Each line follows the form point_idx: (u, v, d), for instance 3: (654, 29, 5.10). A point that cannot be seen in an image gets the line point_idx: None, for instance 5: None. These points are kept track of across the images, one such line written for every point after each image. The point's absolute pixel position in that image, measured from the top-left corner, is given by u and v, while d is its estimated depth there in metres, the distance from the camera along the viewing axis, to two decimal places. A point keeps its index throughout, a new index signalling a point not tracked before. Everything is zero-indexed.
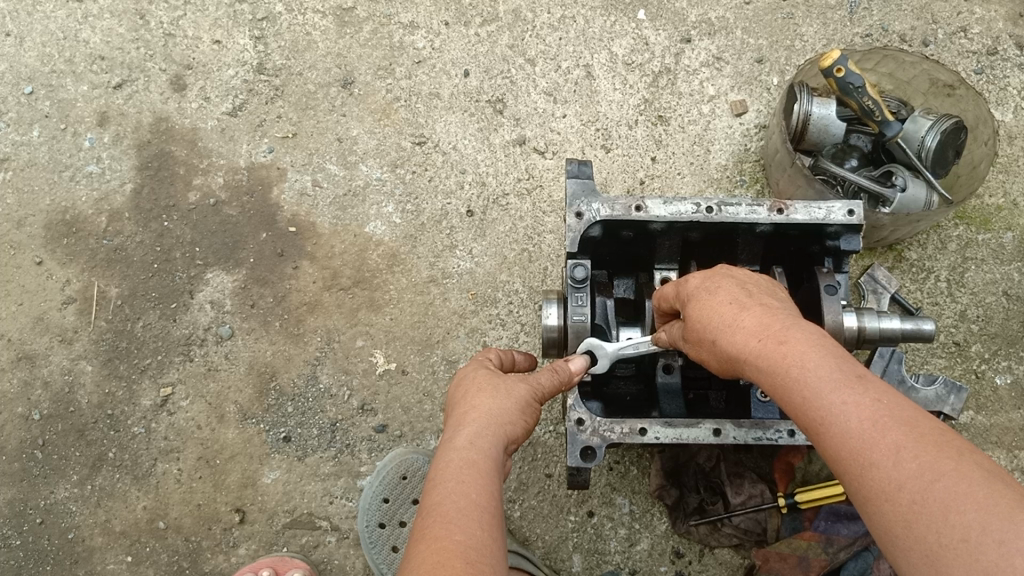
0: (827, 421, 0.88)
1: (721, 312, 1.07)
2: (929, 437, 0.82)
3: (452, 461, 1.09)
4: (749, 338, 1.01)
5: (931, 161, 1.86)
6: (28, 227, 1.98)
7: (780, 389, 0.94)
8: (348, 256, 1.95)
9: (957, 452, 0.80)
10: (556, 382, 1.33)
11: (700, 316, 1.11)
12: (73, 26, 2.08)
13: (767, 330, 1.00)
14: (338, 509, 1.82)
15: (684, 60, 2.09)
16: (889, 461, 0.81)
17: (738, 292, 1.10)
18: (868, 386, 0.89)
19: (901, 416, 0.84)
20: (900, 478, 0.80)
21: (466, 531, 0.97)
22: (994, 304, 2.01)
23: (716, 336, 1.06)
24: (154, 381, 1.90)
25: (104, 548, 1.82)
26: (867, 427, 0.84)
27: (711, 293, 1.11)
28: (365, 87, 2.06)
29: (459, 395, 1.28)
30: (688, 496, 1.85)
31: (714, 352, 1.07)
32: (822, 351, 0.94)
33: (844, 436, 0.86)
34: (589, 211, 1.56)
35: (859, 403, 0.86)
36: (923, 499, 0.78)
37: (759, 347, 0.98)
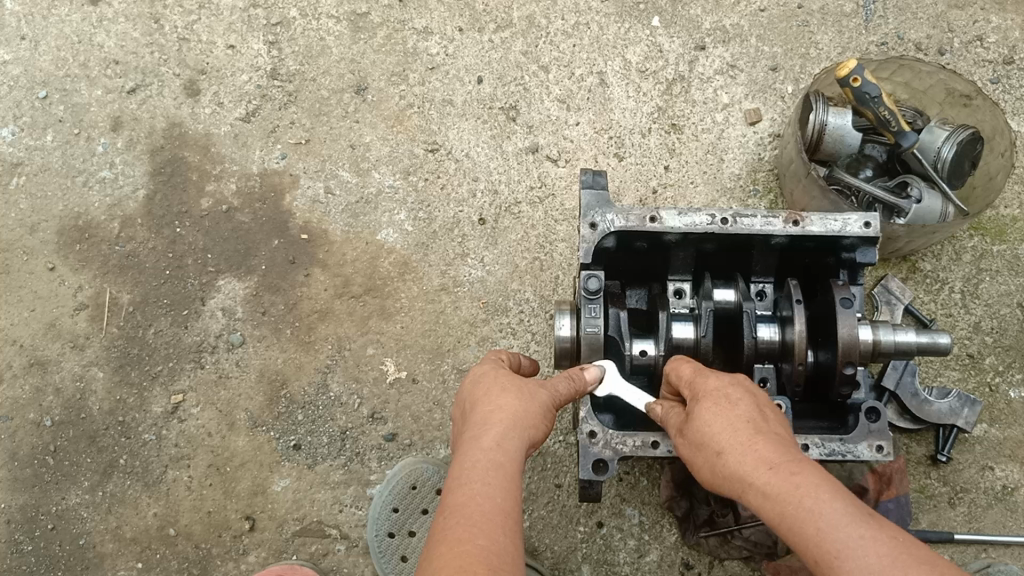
0: (843, 554, 0.95)
1: (737, 431, 1.16)
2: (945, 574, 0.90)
3: (478, 463, 1.12)
4: (761, 463, 1.09)
5: (947, 171, 1.84)
6: (41, 233, 1.98)
7: (793, 522, 1.01)
8: (360, 264, 1.95)
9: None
10: (571, 389, 1.34)
11: (710, 426, 1.19)
12: (88, 30, 2.08)
13: (781, 461, 1.09)
14: (348, 518, 1.82)
15: (698, 68, 2.08)
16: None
17: (754, 414, 1.20)
18: (883, 524, 0.97)
19: (918, 555, 0.93)
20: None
21: (487, 536, 1.01)
22: (1009, 316, 1.99)
23: (726, 452, 1.14)
24: (165, 388, 1.90)
25: (114, 554, 1.82)
26: (889, 563, 0.92)
27: (731, 405, 1.20)
28: (378, 94, 2.05)
29: (478, 393, 1.29)
30: (699, 507, 1.84)
31: (717, 467, 1.15)
32: (837, 488, 1.03)
33: (868, 568, 0.92)
34: (603, 222, 1.55)
35: (877, 539, 0.94)
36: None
37: (773, 475, 1.07)
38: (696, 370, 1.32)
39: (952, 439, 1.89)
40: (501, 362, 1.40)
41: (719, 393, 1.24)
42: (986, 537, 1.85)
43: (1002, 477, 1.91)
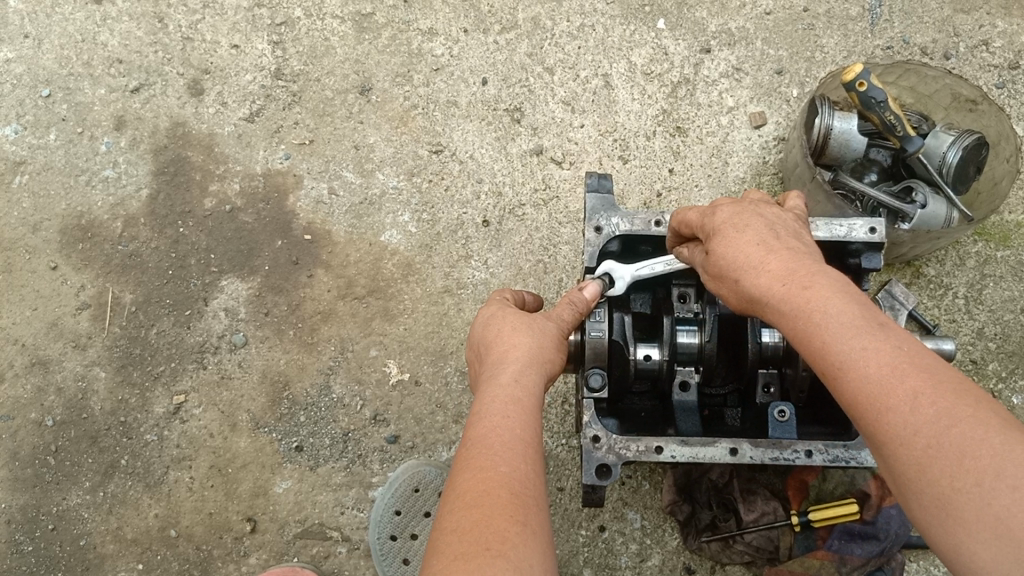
0: (844, 366, 0.90)
1: (749, 254, 1.09)
2: (946, 384, 0.84)
3: (497, 397, 1.10)
4: (773, 281, 1.03)
5: (952, 177, 1.84)
6: (44, 232, 1.97)
7: (799, 336, 0.97)
8: (363, 265, 1.94)
9: (974, 399, 0.82)
10: (575, 314, 1.36)
11: (725, 254, 1.13)
12: (92, 28, 2.07)
13: (792, 275, 1.02)
14: (349, 520, 1.82)
15: (703, 71, 2.07)
16: (905, 406, 0.84)
17: (766, 234, 1.12)
18: (888, 332, 0.91)
19: (920, 363, 0.86)
20: (917, 424, 0.82)
21: (509, 463, 1.00)
22: (1012, 322, 1.99)
23: (741, 276, 1.09)
24: (167, 389, 1.89)
25: (115, 555, 1.82)
26: (885, 373, 0.86)
27: (739, 232, 1.13)
28: (383, 94, 2.04)
29: (491, 333, 1.27)
30: (700, 511, 1.83)
31: (735, 291, 1.10)
32: (846, 297, 0.96)
33: (863, 378, 0.88)
34: (608, 225, 1.54)
35: (879, 350, 0.89)
36: (937, 444, 0.80)
37: (782, 291, 1.01)
38: (704, 211, 1.25)
39: None
40: (508, 304, 1.38)
41: (728, 222, 1.16)
42: None
43: None
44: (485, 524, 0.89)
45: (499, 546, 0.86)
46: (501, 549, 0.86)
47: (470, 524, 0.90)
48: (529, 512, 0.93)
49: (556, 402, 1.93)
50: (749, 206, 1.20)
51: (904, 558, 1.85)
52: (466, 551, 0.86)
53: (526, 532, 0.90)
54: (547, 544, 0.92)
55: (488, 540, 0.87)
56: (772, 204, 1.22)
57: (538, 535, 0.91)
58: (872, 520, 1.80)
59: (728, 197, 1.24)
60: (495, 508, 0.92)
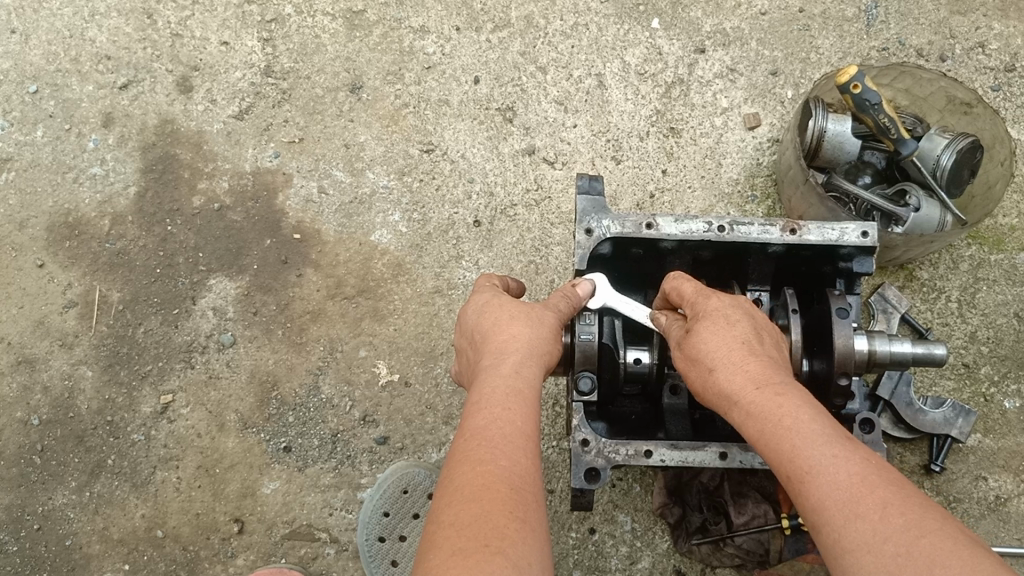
0: (815, 472, 0.95)
1: (733, 349, 1.13)
2: (912, 498, 0.90)
3: (498, 389, 1.09)
4: (750, 383, 1.08)
5: (946, 180, 1.82)
6: (30, 229, 1.96)
7: (770, 438, 1.01)
8: (353, 265, 1.93)
9: (938, 514, 0.88)
10: (570, 306, 1.37)
11: (708, 342, 1.16)
12: (80, 24, 2.05)
13: (768, 381, 1.07)
14: (338, 521, 1.81)
15: (697, 71, 2.06)
16: (876, 513, 0.89)
17: (749, 334, 1.17)
18: (858, 448, 0.97)
19: (886, 478, 0.93)
20: (885, 530, 0.87)
21: (509, 458, 0.99)
22: (1005, 326, 1.98)
23: (717, 369, 1.13)
24: (155, 388, 1.88)
25: (101, 556, 1.81)
26: (856, 483, 0.92)
27: (727, 323, 1.17)
28: (374, 92, 2.03)
29: (488, 320, 1.25)
30: (691, 515, 1.83)
31: (709, 382, 1.14)
32: (818, 411, 1.02)
33: (835, 485, 0.93)
34: (599, 228, 1.52)
35: (850, 461, 0.95)
36: (907, 552, 0.84)
37: (757, 394, 1.06)
38: (697, 288, 1.28)
39: (946, 449, 1.88)
40: (500, 291, 1.35)
41: (715, 309, 1.20)
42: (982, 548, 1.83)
43: (995, 487, 1.91)
44: (484, 521, 0.88)
45: (499, 543, 0.85)
46: (500, 547, 0.85)
47: (470, 519, 0.89)
48: (528, 509, 0.92)
49: (547, 404, 1.92)
50: (733, 297, 1.25)
51: None
52: (465, 547, 0.85)
53: (526, 529, 0.89)
54: (545, 541, 0.91)
55: (487, 536, 0.86)
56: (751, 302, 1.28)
57: (536, 533, 0.90)
58: None
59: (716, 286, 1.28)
60: (496, 501, 0.91)
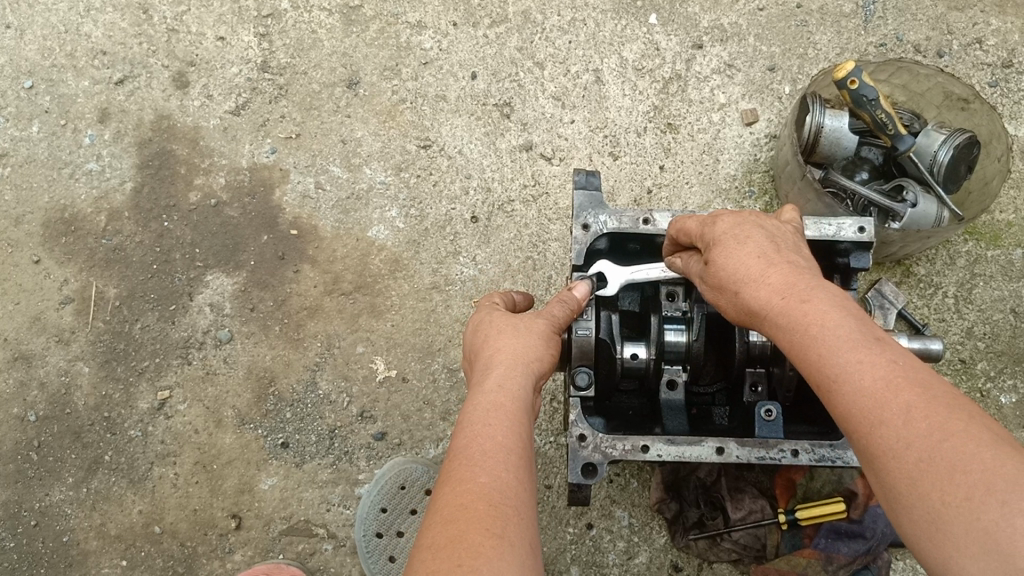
0: (841, 380, 0.90)
1: (751, 266, 1.09)
2: (940, 400, 0.84)
3: (481, 404, 1.09)
4: (775, 294, 1.03)
5: (943, 176, 1.83)
6: (27, 225, 1.95)
7: (797, 350, 0.97)
8: (350, 261, 1.92)
9: (969, 415, 0.82)
10: (567, 311, 1.34)
11: (726, 266, 1.12)
12: (75, 19, 2.04)
13: (794, 290, 1.02)
14: (336, 517, 1.81)
15: (695, 67, 2.06)
16: (899, 419, 0.84)
17: (766, 247, 1.12)
18: (886, 348, 0.91)
19: (915, 379, 0.87)
20: (909, 436, 0.82)
21: (490, 474, 0.98)
22: (1002, 322, 1.99)
23: (741, 289, 1.08)
24: (152, 384, 1.88)
25: (98, 552, 1.81)
26: (882, 389, 0.86)
27: (739, 244, 1.13)
28: (371, 88, 2.02)
29: (479, 338, 1.26)
30: (688, 510, 1.83)
31: (738, 304, 1.10)
32: (845, 313, 0.96)
33: (860, 392, 0.88)
34: (596, 223, 1.52)
35: (875, 365, 0.89)
36: (930, 459, 0.80)
37: (782, 305, 1.01)
38: (703, 220, 1.26)
39: None
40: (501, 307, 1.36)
41: (728, 233, 1.16)
42: None
43: None
44: (459, 541, 0.87)
45: (471, 561, 0.85)
46: (473, 564, 0.84)
47: (446, 540, 0.88)
48: (507, 524, 0.91)
49: (544, 400, 1.93)
50: (746, 216, 1.20)
51: (890, 557, 1.85)
52: (439, 569, 0.85)
53: (503, 545, 0.88)
54: (527, 556, 0.89)
55: (460, 555, 0.86)
56: (771, 216, 1.21)
57: (517, 548, 0.89)
58: (859, 519, 1.80)
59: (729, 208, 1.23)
60: (473, 519, 0.90)
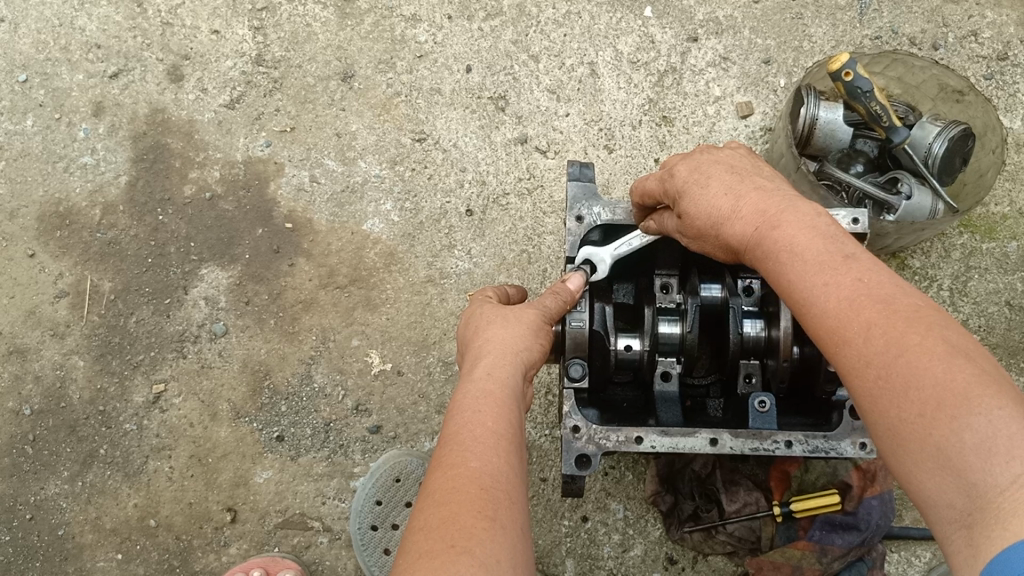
0: (810, 303, 0.96)
1: (721, 206, 1.17)
2: (901, 314, 0.87)
3: (471, 392, 1.10)
4: (748, 228, 1.10)
5: (938, 168, 1.82)
6: (21, 219, 1.95)
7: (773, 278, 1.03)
8: (345, 254, 1.92)
9: (926, 326, 0.85)
10: (561, 304, 1.35)
11: (699, 213, 1.21)
12: (69, 12, 2.04)
13: (763, 222, 1.08)
14: (331, 510, 1.81)
15: (690, 59, 2.06)
16: (860, 338, 0.88)
17: (733, 184, 1.19)
18: (850, 266, 0.95)
19: (877, 295, 0.90)
20: (869, 354, 0.86)
21: (481, 459, 0.98)
22: (996, 314, 1.99)
23: (719, 229, 1.17)
24: (147, 377, 1.88)
25: (94, 545, 1.81)
26: (843, 309, 0.91)
27: (706, 189, 1.21)
28: (365, 81, 2.02)
29: (471, 330, 1.27)
30: (682, 502, 1.84)
31: (720, 243, 1.18)
32: (812, 237, 1.00)
33: (825, 314, 0.92)
34: (590, 215, 1.53)
35: (839, 285, 0.93)
36: (887, 374, 0.84)
37: (755, 240, 1.08)
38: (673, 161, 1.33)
39: None
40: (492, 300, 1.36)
41: (693, 180, 1.24)
42: None
43: None
44: (451, 522, 0.88)
45: (464, 543, 0.85)
46: (465, 546, 0.85)
47: (438, 522, 0.89)
48: (498, 509, 0.91)
49: (539, 393, 1.92)
50: (710, 158, 1.27)
51: (884, 548, 1.85)
52: (431, 550, 0.85)
53: (495, 527, 0.88)
54: (518, 540, 0.90)
55: (452, 538, 0.86)
56: (735, 155, 1.28)
57: (508, 531, 0.90)
58: (854, 511, 1.79)
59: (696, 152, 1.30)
60: (464, 503, 0.91)
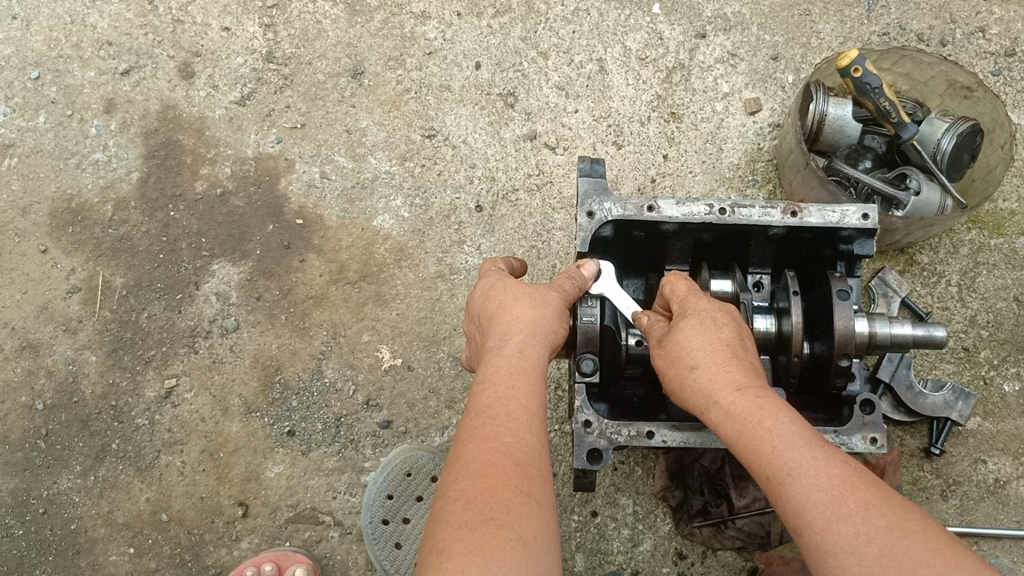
0: (796, 473, 0.99)
1: (714, 352, 1.16)
2: (892, 501, 0.95)
3: (502, 367, 1.11)
4: (730, 383, 1.11)
5: (947, 164, 1.83)
6: (34, 215, 1.96)
7: (750, 440, 1.05)
8: (355, 250, 1.93)
9: (918, 515, 0.94)
10: (574, 287, 1.39)
11: (686, 344, 1.19)
12: (81, 10, 2.04)
13: (749, 384, 1.11)
14: (342, 504, 1.82)
15: (698, 56, 2.06)
16: (859, 516, 0.93)
17: (733, 337, 1.20)
18: (834, 451, 1.02)
19: (865, 481, 0.98)
20: (869, 532, 0.91)
21: (514, 436, 1.00)
22: (1005, 310, 1.99)
23: (698, 369, 1.15)
24: (158, 372, 1.89)
25: (106, 539, 1.82)
26: (838, 484, 0.97)
27: (713, 326, 1.20)
28: (375, 78, 2.03)
29: (495, 300, 1.25)
30: (692, 497, 1.86)
31: (687, 381, 1.16)
32: (795, 416, 1.07)
33: (819, 490, 0.97)
34: (601, 210, 1.53)
35: (830, 464, 0.99)
36: (891, 553, 0.89)
37: (737, 395, 1.09)
38: (690, 289, 1.30)
39: (946, 431, 1.89)
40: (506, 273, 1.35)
41: (698, 312, 1.23)
42: (979, 530, 1.86)
43: (994, 470, 1.92)
44: (489, 495, 0.90)
45: (504, 516, 0.88)
46: (505, 520, 0.87)
47: (474, 495, 0.91)
48: (533, 484, 0.94)
49: (549, 388, 1.93)
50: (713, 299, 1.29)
51: None
52: (470, 520, 0.87)
53: (531, 503, 0.91)
54: (552, 515, 0.94)
55: (491, 510, 0.88)
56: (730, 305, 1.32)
57: (542, 508, 0.93)
58: None
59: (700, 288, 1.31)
60: (503, 477, 0.93)
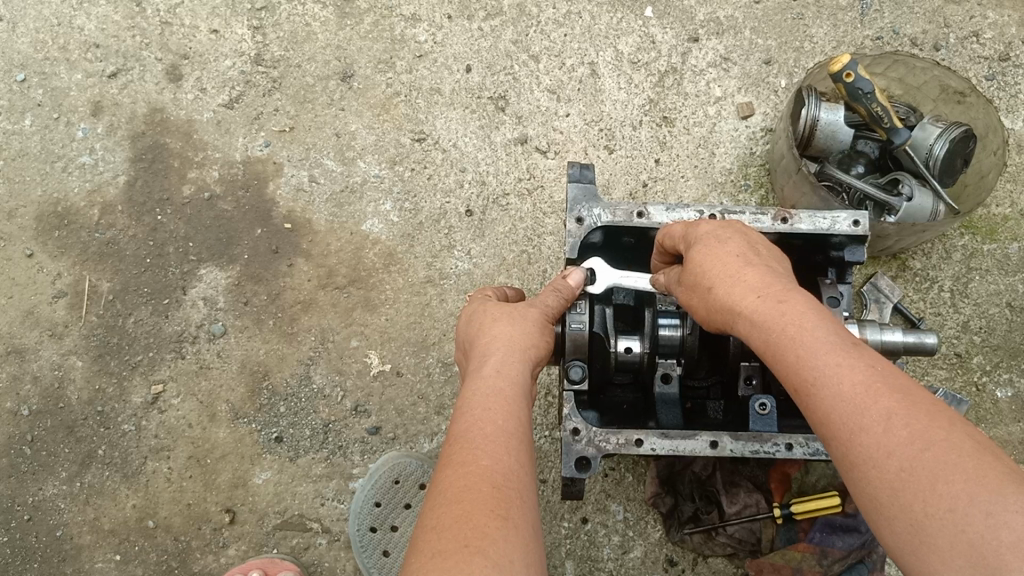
0: (820, 382, 0.91)
1: (732, 270, 1.11)
2: (921, 406, 0.84)
3: (479, 389, 1.10)
4: (752, 294, 1.06)
5: (939, 169, 1.80)
6: (19, 219, 1.95)
7: (774, 350, 0.99)
8: (344, 255, 1.92)
9: (952, 422, 0.83)
10: (561, 300, 1.37)
11: (704, 267, 1.16)
12: (68, 12, 2.03)
13: (771, 292, 1.04)
14: (330, 511, 1.81)
15: (691, 60, 2.05)
16: (880, 425, 0.84)
17: (750, 254, 1.15)
18: (864, 354, 0.93)
19: (895, 384, 0.88)
20: (890, 444, 0.82)
21: (492, 457, 0.98)
22: (997, 316, 1.98)
23: (719, 287, 1.11)
24: (145, 378, 1.88)
25: (92, 546, 1.81)
26: (860, 391, 0.87)
27: (727, 248, 1.16)
28: (365, 81, 2.01)
29: (475, 327, 1.28)
30: (683, 504, 1.83)
31: (711, 303, 1.12)
32: (823, 318, 0.99)
33: (838, 397, 0.89)
34: (590, 216, 1.51)
35: (854, 371, 0.90)
36: (911, 467, 0.80)
37: (759, 304, 1.03)
38: (696, 226, 1.28)
39: None
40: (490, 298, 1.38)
41: (714, 238, 1.20)
42: None
43: None
44: (466, 520, 0.87)
45: (479, 542, 0.84)
46: (480, 546, 0.84)
47: (451, 520, 0.88)
48: (511, 507, 0.91)
49: (539, 394, 1.92)
50: (731, 226, 1.25)
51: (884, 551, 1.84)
52: (446, 548, 0.84)
53: (508, 527, 0.88)
54: (533, 540, 0.90)
55: (467, 537, 0.85)
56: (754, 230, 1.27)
57: (521, 531, 0.89)
58: (854, 513, 1.79)
59: (719, 221, 1.28)
60: (479, 502, 0.90)
